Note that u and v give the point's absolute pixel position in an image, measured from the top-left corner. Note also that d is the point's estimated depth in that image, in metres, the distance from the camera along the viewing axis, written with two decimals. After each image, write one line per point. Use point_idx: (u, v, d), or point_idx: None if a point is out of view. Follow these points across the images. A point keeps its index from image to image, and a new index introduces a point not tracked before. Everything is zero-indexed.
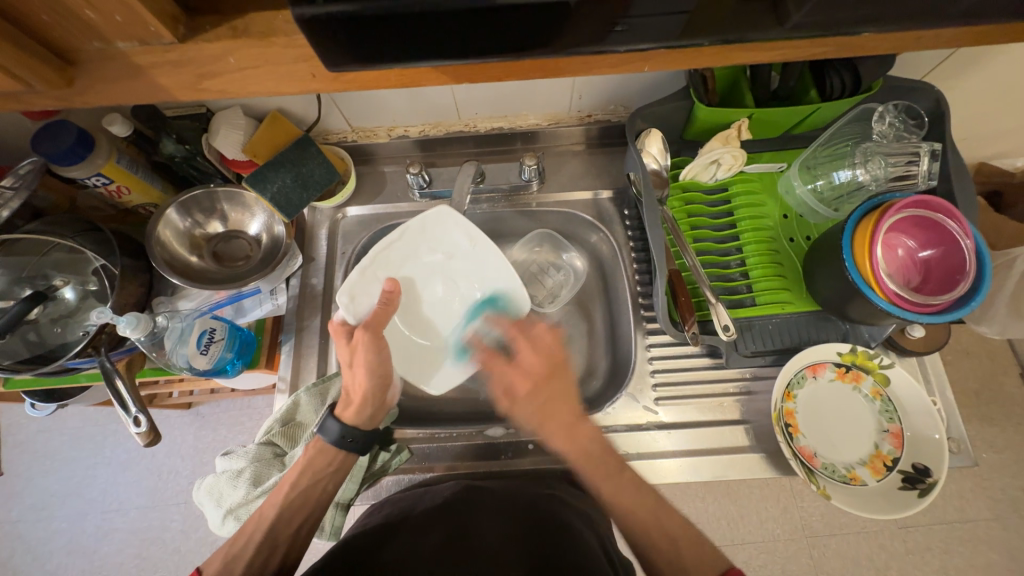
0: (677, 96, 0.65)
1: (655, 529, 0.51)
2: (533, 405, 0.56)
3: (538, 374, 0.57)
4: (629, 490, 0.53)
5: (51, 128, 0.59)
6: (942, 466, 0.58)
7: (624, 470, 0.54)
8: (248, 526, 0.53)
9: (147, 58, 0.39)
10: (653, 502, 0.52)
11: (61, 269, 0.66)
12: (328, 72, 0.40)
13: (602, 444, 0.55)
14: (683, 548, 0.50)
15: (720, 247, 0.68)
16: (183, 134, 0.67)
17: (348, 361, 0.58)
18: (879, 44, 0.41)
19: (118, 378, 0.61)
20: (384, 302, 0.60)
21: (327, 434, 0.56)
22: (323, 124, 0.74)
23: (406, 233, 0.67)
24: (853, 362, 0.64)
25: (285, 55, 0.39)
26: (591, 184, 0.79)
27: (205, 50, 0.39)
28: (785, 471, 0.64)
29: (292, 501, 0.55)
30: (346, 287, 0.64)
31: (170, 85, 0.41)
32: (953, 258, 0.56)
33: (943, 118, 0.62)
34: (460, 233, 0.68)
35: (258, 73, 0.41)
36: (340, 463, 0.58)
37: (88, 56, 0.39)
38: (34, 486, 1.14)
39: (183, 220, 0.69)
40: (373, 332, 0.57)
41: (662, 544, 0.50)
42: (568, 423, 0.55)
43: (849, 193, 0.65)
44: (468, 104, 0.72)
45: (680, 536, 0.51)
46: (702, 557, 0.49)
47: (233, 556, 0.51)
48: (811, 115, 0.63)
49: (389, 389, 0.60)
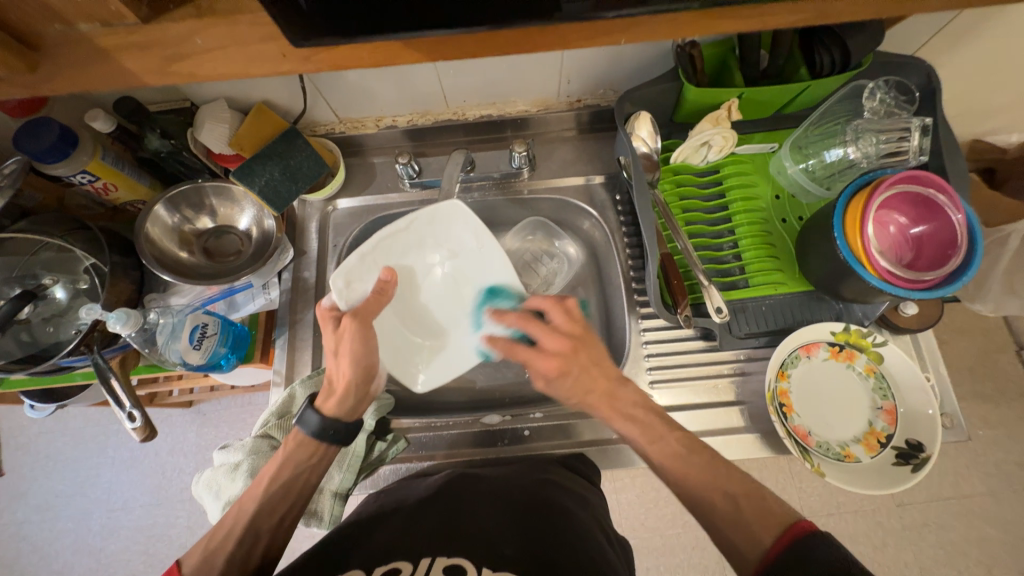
0: (666, 77, 0.64)
1: (713, 488, 0.47)
2: (568, 382, 0.56)
3: (565, 352, 0.56)
4: (683, 445, 0.51)
5: (33, 124, 0.58)
6: (935, 440, 0.59)
7: (673, 431, 0.52)
8: (226, 520, 0.52)
9: (113, 40, 0.39)
10: (708, 462, 0.48)
11: (51, 268, 0.66)
12: (300, 51, 0.40)
13: (645, 407, 0.55)
14: (744, 507, 0.44)
15: (713, 229, 0.68)
16: (167, 128, 0.65)
17: (335, 350, 0.58)
18: (854, 8, 0.41)
19: (112, 375, 0.61)
20: (378, 292, 0.62)
21: (305, 426, 0.56)
22: (309, 115, 0.73)
23: (415, 224, 0.67)
24: (846, 341, 0.64)
25: (253, 34, 0.39)
26: (583, 170, 0.78)
27: (171, 31, 0.38)
28: (780, 450, 0.64)
29: (272, 494, 0.53)
30: (342, 270, 0.62)
31: (138, 68, 0.40)
32: (944, 233, 0.56)
33: (934, 93, 0.61)
34: (469, 230, 0.68)
35: (226, 54, 0.40)
36: (322, 454, 0.57)
37: (49, 40, 0.39)
38: (38, 487, 1.15)
39: (172, 217, 0.69)
40: (360, 321, 0.58)
41: (719, 501, 0.46)
42: (608, 391, 0.55)
43: (841, 171, 0.64)
44: (456, 91, 0.71)
45: (737, 491, 0.46)
46: (767, 510, 0.44)
47: (212, 551, 0.50)
48: (802, 93, 0.62)
49: (372, 381, 0.59)
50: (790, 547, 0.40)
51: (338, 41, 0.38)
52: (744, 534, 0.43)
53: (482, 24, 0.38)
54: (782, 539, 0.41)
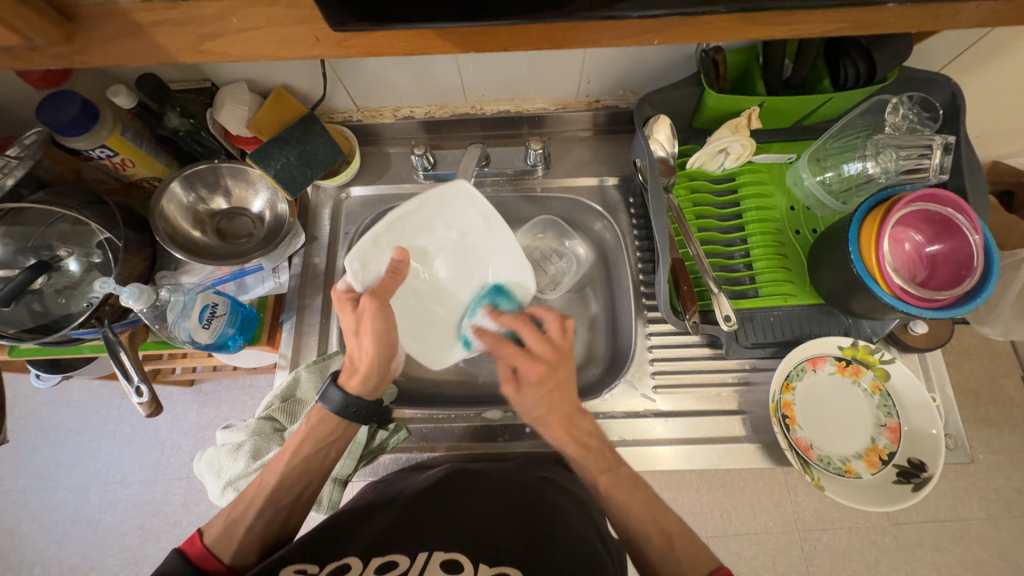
0: (687, 82, 0.65)
1: (651, 527, 0.51)
2: (541, 393, 0.57)
3: (548, 362, 0.57)
4: (629, 482, 0.54)
5: (56, 96, 0.58)
6: (938, 461, 0.59)
7: (620, 465, 0.55)
8: (248, 492, 0.53)
9: (147, 15, 0.39)
10: (646, 500, 0.52)
11: (66, 240, 0.66)
12: (333, 36, 0.40)
13: (599, 438, 0.57)
14: (677, 547, 0.49)
15: (725, 237, 0.68)
16: (187, 107, 0.66)
17: (355, 330, 0.58)
18: (892, 20, 0.41)
19: (121, 350, 0.61)
20: (393, 271, 0.61)
21: (328, 402, 0.57)
22: (328, 102, 0.73)
23: (425, 203, 0.65)
24: (853, 356, 0.64)
25: (289, 17, 0.39)
26: (597, 171, 0.78)
27: (208, 9, 0.39)
28: (781, 462, 0.64)
29: (293, 468, 0.54)
30: (358, 252, 0.62)
31: (171, 44, 0.40)
32: (961, 253, 0.55)
33: (958, 111, 0.61)
34: (479, 211, 0.67)
35: (259, 36, 0.40)
36: (342, 432, 0.58)
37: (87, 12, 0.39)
38: (40, 456, 1.16)
39: (187, 195, 0.69)
40: (378, 300, 0.58)
41: (655, 538, 0.50)
42: (570, 414, 0.57)
43: (858, 186, 0.64)
44: (475, 85, 0.71)
45: (671, 531, 0.50)
46: (697, 552, 0.49)
47: (234, 519, 0.51)
48: (823, 106, 0.62)
49: (392, 360, 0.60)
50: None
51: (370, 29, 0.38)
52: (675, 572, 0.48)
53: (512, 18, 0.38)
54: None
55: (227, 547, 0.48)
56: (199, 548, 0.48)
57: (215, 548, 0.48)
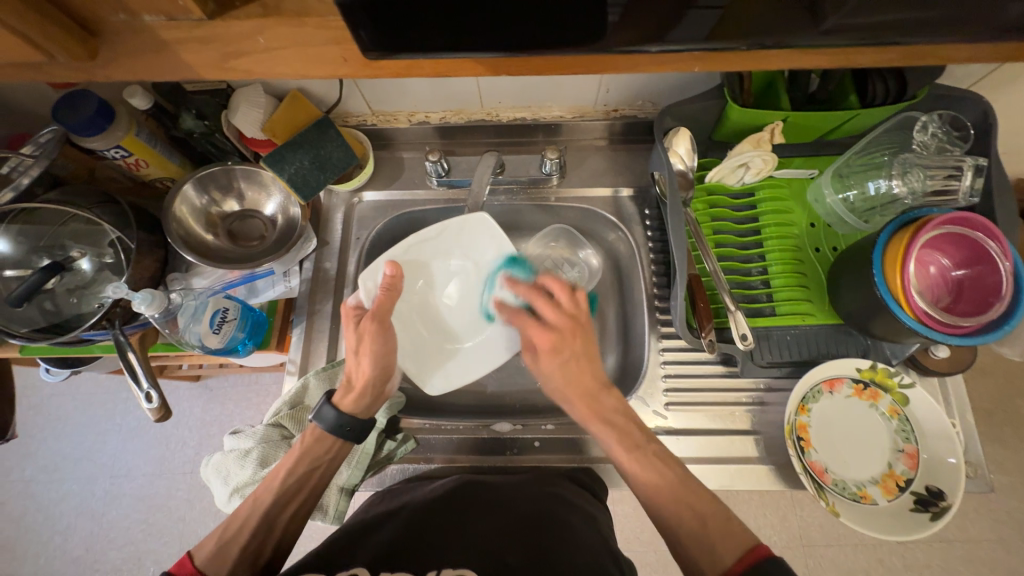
0: (710, 95, 0.64)
1: (684, 508, 0.48)
2: (556, 362, 0.60)
3: (562, 330, 0.60)
4: (659, 461, 0.52)
5: (71, 96, 0.58)
6: (958, 490, 0.57)
7: (650, 443, 0.54)
8: (241, 511, 0.52)
9: (174, 32, 0.38)
10: (678, 481, 0.50)
11: (78, 240, 0.66)
12: (360, 56, 0.40)
13: (625, 415, 0.56)
14: (709, 526, 0.46)
15: (743, 253, 0.66)
16: (202, 109, 0.67)
17: (354, 349, 0.60)
18: (935, 50, 0.39)
19: (131, 351, 0.61)
20: (386, 288, 0.61)
21: (322, 421, 0.57)
22: (343, 106, 0.72)
23: (446, 231, 0.69)
24: (871, 379, 0.62)
25: (318, 37, 0.39)
26: (613, 181, 0.77)
27: (235, 28, 0.38)
28: (794, 484, 0.63)
29: (285, 489, 0.53)
30: (371, 270, 0.65)
31: (196, 62, 0.40)
32: (989, 279, 0.54)
33: (989, 130, 0.59)
34: (496, 243, 0.69)
35: (286, 55, 0.40)
36: (337, 450, 0.57)
37: (112, 28, 0.38)
38: (47, 447, 1.17)
39: (200, 198, 0.69)
40: (379, 322, 0.60)
41: (688, 518, 0.47)
42: (592, 391, 0.58)
43: (883, 205, 0.62)
44: (492, 92, 0.70)
45: (704, 510, 0.48)
46: (728, 531, 0.45)
47: (226, 540, 0.49)
48: (849, 121, 0.61)
49: (387, 381, 0.61)
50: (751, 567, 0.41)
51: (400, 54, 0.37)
52: (708, 554, 0.45)
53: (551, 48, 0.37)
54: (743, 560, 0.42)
55: (218, 569, 0.47)
56: (189, 569, 0.47)
57: (206, 567, 0.47)
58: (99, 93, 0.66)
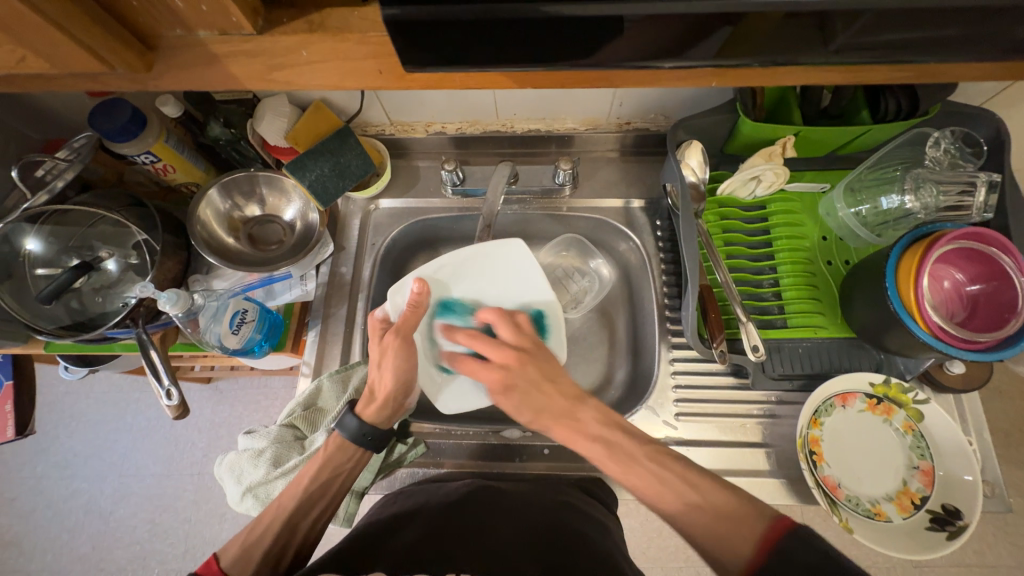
0: (724, 109, 0.65)
1: (695, 509, 0.45)
2: (514, 399, 0.59)
3: (511, 365, 0.61)
4: (655, 463, 0.50)
5: (107, 104, 0.61)
6: (975, 509, 0.56)
7: (642, 446, 0.52)
8: (266, 515, 0.52)
9: (225, 47, 0.40)
10: (679, 475, 0.48)
11: (106, 241, 0.69)
12: (396, 70, 0.42)
13: (614, 426, 0.54)
14: (720, 515, 0.44)
15: (754, 265, 0.67)
16: (230, 118, 0.70)
17: (377, 361, 0.61)
18: (957, 68, 0.40)
19: (153, 348, 0.63)
20: (414, 305, 0.63)
21: (344, 429, 0.57)
22: (363, 116, 0.75)
23: (480, 255, 0.71)
24: (885, 394, 0.62)
25: (357, 52, 0.41)
26: (624, 193, 0.78)
27: (281, 43, 0.40)
28: (806, 499, 0.62)
29: (310, 494, 0.54)
30: (399, 286, 0.67)
31: (242, 74, 0.42)
32: (1005, 295, 0.53)
33: (1003, 147, 0.59)
34: (520, 279, 0.72)
35: (327, 68, 0.42)
36: (358, 458, 0.58)
37: (166, 42, 0.40)
38: (60, 444, 1.19)
39: (224, 202, 0.71)
40: (402, 337, 0.61)
41: (699, 514, 0.45)
42: (567, 411, 0.56)
43: (895, 220, 0.62)
44: (507, 104, 0.72)
45: (714, 503, 0.45)
46: (744, 518, 0.43)
47: (251, 543, 0.50)
48: (860, 136, 0.62)
49: (407, 396, 0.63)
50: (776, 545, 0.40)
51: (434, 67, 0.39)
52: (725, 546, 0.42)
53: (580, 63, 0.39)
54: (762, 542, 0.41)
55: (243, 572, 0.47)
56: (216, 571, 0.47)
57: (231, 569, 0.47)
58: (135, 101, 0.69)
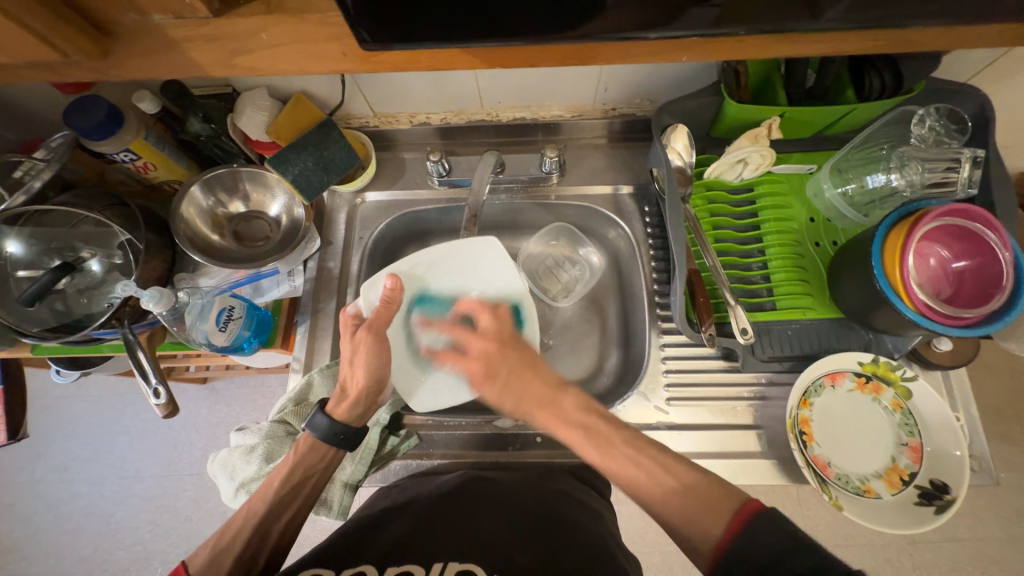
0: (708, 91, 0.64)
1: (664, 493, 0.46)
2: (502, 390, 0.60)
3: (490, 352, 0.63)
4: (632, 445, 0.50)
5: (83, 101, 0.60)
6: (963, 483, 0.57)
7: (621, 432, 0.52)
8: (234, 522, 0.52)
9: (183, 31, 0.39)
10: (654, 458, 0.48)
11: (89, 242, 0.68)
12: (361, 52, 0.41)
13: (591, 411, 0.54)
14: (693, 499, 0.44)
15: (743, 248, 0.67)
16: (210, 113, 0.68)
17: (349, 359, 0.60)
18: (928, 36, 0.40)
19: (139, 350, 0.63)
20: (387, 301, 0.62)
21: (315, 430, 0.57)
22: (346, 108, 0.74)
23: (453, 251, 0.71)
24: (874, 372, 0.62)
25: (319, 33, 0.40)
26: (612, 179, 0.78)
27: (240, 26, 0.39)
28: (796, 478, 0.63)
29: (281, 498, 0.54)
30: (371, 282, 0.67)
31: (203, 60, 0.41)
32: (989, 270, 0.54)
33: (988, 122, 0.60)
34: (497, 275, 0.71)
35: (292, 51, 0.41)
36: (331, 459, 0.58)
37: (123, 28, 0.40)
38: (57, 449, 1.19)
39: (207, 198, 0.70)
40: (375, 333, 0.61)
41: (672, 499, 0.45)
42: (547, 397, 0.57)
43: (882, 198, 0.62)
44: (491, 91, 0.71)
45: (685, 485, 0.46)
46: (713, 503, 0.43)
47: (220, 550, 0.50)
48: (846, 116, 0.62)
49: (380, 394, 0.62)
50: (747, 526, 0.40)
51: (400, 45, 0.38)
52: (696, 528, 0.43)
53: (553, 38, 0.38)
54: (731, 524, 0.41)
55: None
56: None
57: None
58: (112, 97, 0.68)
